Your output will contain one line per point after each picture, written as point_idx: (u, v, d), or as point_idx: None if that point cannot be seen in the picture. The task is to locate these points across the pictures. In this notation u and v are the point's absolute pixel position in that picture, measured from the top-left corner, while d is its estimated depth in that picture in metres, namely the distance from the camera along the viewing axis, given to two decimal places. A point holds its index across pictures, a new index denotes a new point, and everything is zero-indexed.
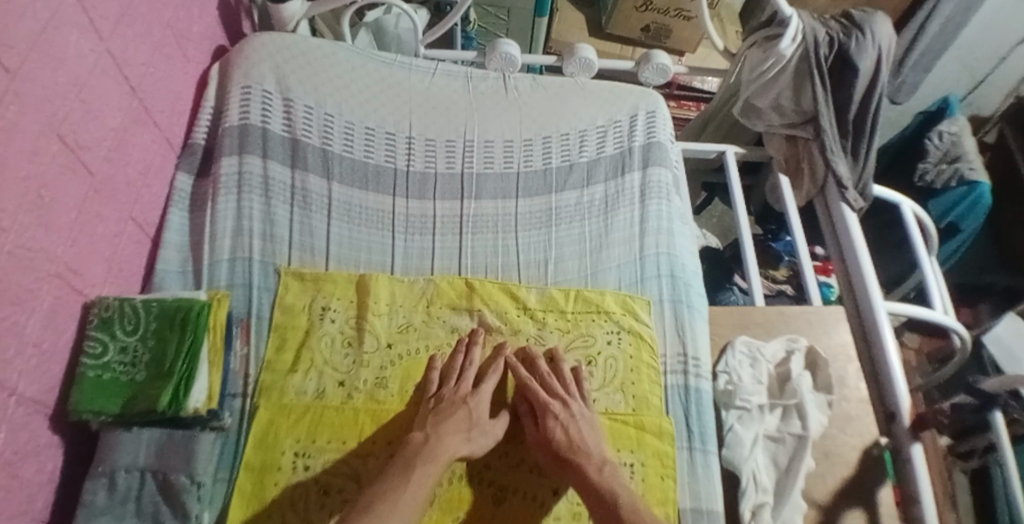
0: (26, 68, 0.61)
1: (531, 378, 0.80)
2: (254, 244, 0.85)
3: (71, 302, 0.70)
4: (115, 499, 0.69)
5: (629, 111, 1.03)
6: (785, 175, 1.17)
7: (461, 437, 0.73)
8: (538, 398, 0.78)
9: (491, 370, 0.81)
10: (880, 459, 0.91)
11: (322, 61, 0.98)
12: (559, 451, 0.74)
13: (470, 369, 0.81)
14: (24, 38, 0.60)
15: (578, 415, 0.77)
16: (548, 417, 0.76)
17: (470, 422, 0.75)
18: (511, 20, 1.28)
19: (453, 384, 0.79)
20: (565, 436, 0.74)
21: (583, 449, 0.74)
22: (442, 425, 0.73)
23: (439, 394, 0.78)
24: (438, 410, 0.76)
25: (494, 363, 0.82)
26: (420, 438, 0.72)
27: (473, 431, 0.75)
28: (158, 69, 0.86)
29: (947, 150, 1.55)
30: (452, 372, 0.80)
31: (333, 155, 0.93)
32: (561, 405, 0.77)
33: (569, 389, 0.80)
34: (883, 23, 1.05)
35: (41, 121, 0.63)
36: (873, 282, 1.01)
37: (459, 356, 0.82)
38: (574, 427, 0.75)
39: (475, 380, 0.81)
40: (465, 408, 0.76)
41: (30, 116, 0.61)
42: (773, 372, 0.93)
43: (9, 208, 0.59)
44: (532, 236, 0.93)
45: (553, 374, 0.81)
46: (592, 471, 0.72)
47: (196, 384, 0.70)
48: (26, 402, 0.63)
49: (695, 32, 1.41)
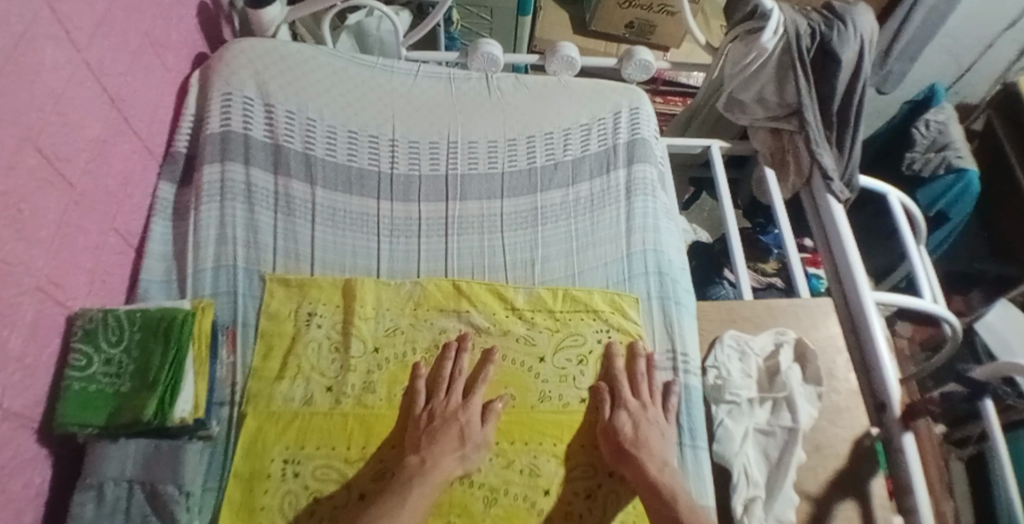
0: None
1: (624, 373, 0.83)
2: (239, 251, 0.85)
3: (53, 315, 0.70)
4: (103, 512, 0.68)
5: (613, 108, 1.03)
6: (771, 168, 1.17)
7: (455, 456, 0.73)
8: (621, 392, 0.81)
9: (480, 380, 0.81)
10: (871, 450, 0.91)
11: (302, 65, 0.97)
12: (624, 441, 0.76)
13: (459, 378, 0.80)
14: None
15: (652, 416, 0.80)
16: (622, 410, 0.79)
17: (463, 439, 0.75)
18: (494, 20, 1.27)
19: (444, 395, 0.79)
20: (633, 432, 0.76)
21: (648, 448, 0.75)
22: (436, 445, 0.73)
23: (430, 409, 0.77)
24: (432, 429, 0.75)
25: (483, 371, 0.81)
26: (416, 461, 0.72)
27: (466, 448, 0.74)
28: (137, 79, 0.86)
29: (933, 139, 1.55)
30: (442, 379, 0.80)
31: (316, 160, 0.92)
32: (639, 404, 0.80)
33: (654, 395, 0.82)
34: (865, 15, 1.06)
35: (18, 135, 0.63)
36: (861, 274, 1.01)
37: (448, 363, 0.81)
38: (643, 424, 0.78)
39: (465, 390, 0.80)
40: (457, 425, 0.75)
41: (5, 130, 0.61)
42: (763, 365, 0.93)
43: None
44: (518, 236, 0.93)
45: (645, 376, 0.84)
46: (651, 468, 0.73)
47: (182, 394, 0.70)
48: (13, 416, 0.64)
49: (678, 27, 1.41)
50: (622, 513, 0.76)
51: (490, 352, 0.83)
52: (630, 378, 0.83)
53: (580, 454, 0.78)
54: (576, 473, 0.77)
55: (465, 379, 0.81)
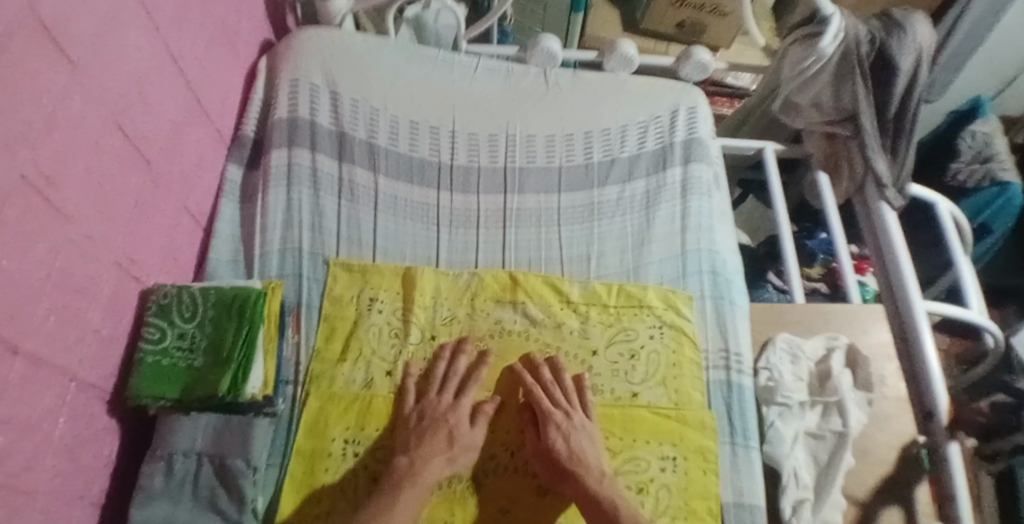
0: (90, 60, 0.62)
1: (539, 388, 0.80)
2: (304, 236, 0.87)
3: (130, 290, 0.72)
4: (172, 484, 0.70)
5: (670, 106, 1.03)
6: (824, 173, 1.16)
7: (442, 459, 0.73)
8: (543, 408, 0.77)
9: (472, 380, 0.80)
10: (918, 458, 0.90)
11: (366, 56, 0.99)
12: (558, 461, 0.74)
13: (453, 379, 0.80)
14: (87, 30, 0.61)
15: (579, 424, 0.77)
16: (550, 426, 0.76)
17: (451, 441, 0.74)
18: (547, 15, 1.29)
19: (434, 394, 0.78)
20: (566, 448, 0.74)
21: (584, 463, 0.74)
22: (425, 447, 0.73)
23: (420, 409, 0.77)
24: (421, 428, 0.75)
25: (477, 371, 0.81)
26: (405, 463, 0.72)
27: (454, 450, 0.74)
28: (210, 63, 0.88)
29: (979, 151, 1.54)
30: (435, 378, 0.80)
31: (379, 149, 0.94)
32: (563, 415, 0.76)
33: (571, 399, 0.79)
34: (923, 23, 1.04)
35: (102, 112, 0.64)
36: (912, 283, 1.01)
37: (441, 366, 0.81)
38: (575, 438, 0.75)
39: (458, 389, 0.80)
40: (446, 427, 0.75)
41: (90, 107, 0.62)
42: (814, 369, 0.93)
43: (73, 197, 0.61)
44: (575, 231, 0.94)
45: (555, 383, 0.80)
46: (592, 483, 0.73)
47: (253, 372, 0.71)
48: (87, 388, 0.65)
49: (729, 29, 1.41)
50: (674, 508, 0.76)
51: (534, 359, 0.83)
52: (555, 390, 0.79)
53: (631, 448, 0.79)
54: (628, 467, 0.79)
55: (527, 374, 0.82)
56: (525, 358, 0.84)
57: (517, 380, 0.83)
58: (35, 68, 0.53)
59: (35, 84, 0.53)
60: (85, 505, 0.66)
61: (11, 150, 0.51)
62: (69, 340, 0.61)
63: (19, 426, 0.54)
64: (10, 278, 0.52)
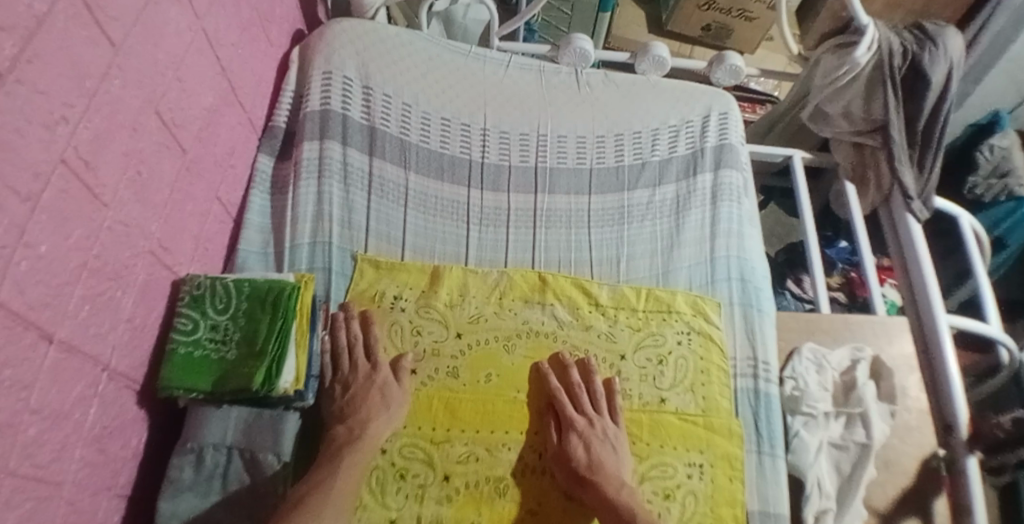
0: (131, 44, 0.60)
1: (562, 391, 0.79)
2: (333, 229, 0.86)
3: (162, 279, 0.71)
4: (201, 477, 0.69)
5: (702, 111, 1.03)
6: (850, 183, 1.17)
7: (382, 418, 0.74)
8: (567, 414, 0.77)
9: (374, 344, 0.79)
10: (937, 471, 0.90)
11: (399, 49, 0.98)
12: (578, 469, 0.73)
13: (356, 344, 0.79)
14: (128, 11, 0.60)
15: (603, 432, 0.76)
16: (572, 433, 0.76)
17: (385, 400, 0.75)
18: (575, 14, 1.28)
19: (349, 361, 0.78)
20: (586, 456, 0.74)
21: (603, 470, 0.73)
22: (361, 411, 0.73)
23: (342, 379, 0.77)
24: (350, 396, 0.75)
25: (372, 334, 0.80)
26: (344, 431, 0.72)
27: (391, 407, 0.75)
28: (245, 51, 0.86)
29: (997, 164, 1.52)
30: (341, 349, 0.79)
31: (410, 145, 0.94)
32: (586, 422, 0.77)
33: (598, 406, 0.79)
34: (956, 37, 1.04)
35: (142, 97, 0.63)
36: (936, 295, 1.01)
37: (340, 335, 0.79)
38: (595, 444, 0.75)
39: (368, 353, 0.79)
40: (375, 387, 0.76)
41: (131, 91, 0.61)
42: (839, 380, 0.93)
43: (112, 184, 0.60)
44: (604, 233, 0.94)
45: (583, 386, 0.80)
46: (611, 491, 0.71)
47: (286, 365, 0.70)
48: (118, 377, 0.64)
49: (756, 32, 1.40)
50: (700, 514, 0.76)
51: (563, 358, 0.82)
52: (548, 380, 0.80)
53: (660, 454, 0.78)
54: (656, 472, 0.78)
55: (556, 378, 0.81)
56: (552, 357, 0.83)
57: (542, 382, 0.81)
58: (76, 48, 0.52)
59: (76, 65, 0.52)
60: (113, 496, 0.66)
61: (50, 132, 0.50)
62: (103, 328, 0.61)
63: (50, 415, 0.53)
64: (46, 263, 0.51)
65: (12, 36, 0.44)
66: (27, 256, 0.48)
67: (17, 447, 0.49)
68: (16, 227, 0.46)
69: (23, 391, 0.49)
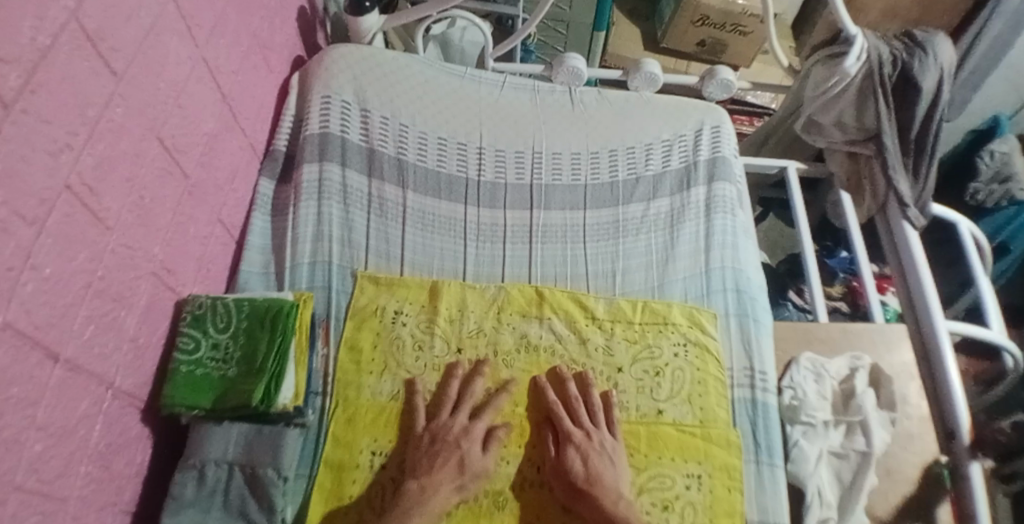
0: (132, 74, 0.63)
1: (559, 404, 0.80)
2: (333, 248, 0.88)
3: (166, 300, 0.74)
4: (203, 492, 0.71)
5: (694, 125, 1.04)
6: (847, 192, 1.18)
7: (452, 486, 0.72)
8: (565, 427, 0.78)
9: (488, 404, 0.79)
10: (939, 478, 0.90)
11: (396, 71, 1.01)
12: (575, 482, 0.74)
13: (468, 398, 0.79)
14: (129, 42, 0.62)
15: (599, 444, 0.77)
16: (569, 446, 0.77)
17: (461, 467, 0.73)
18: (569, 34, 1.30)
19: (449, 415, 0.78)
20: (584, 469, 0.74)
21: (601, 483, 0.73)
22: (435, 474, 0.72)
23: (432, 431, 0.77)
24: (432, 453, 0.74)
25: (472, 385, 0.80)
26: (416, 489, 0.71)
27: (465, 476, 0.73)
28: (245, 77, 0.89)
29: (998, 169, 1.51)
30: (447, 399, 0.80)
31: (408, 165, 0.96)
32: (584, 435, 0.77)
33: (595, 417, 0.80)
34: (945, 45, 1.05)
35: (143, 124, 0.66)
36: (935, 303, 1.01)
37: (452, 384, 0.81)
38: (593, 458, 0.75)
39: (474, 409, 0.79)
40: (457, 453, 0.74)
41: (134, 119, 0.64)
42: (837, 389, 0.93)
43: (115, 208, 0.62)
44: (600, 247, 0.95)
45: (579, 398, 0.81)
46: (608, 503, 0.72)
47: (285, 381, 0.73)
48: (122, 395, 0.66)
49: (751, 46, 1.42)
50: None
51: (562, 372, 0.83)
52: (547, 393, 0.81)
53: (658, 465, 0.79)
54: (654, 484, 0.78)
55: (554, 391, 0.82)
56: (551, 372, 0.84)
57: (540, 396, 0.82)
58: (79, 78, 0.55)
59: (79, 95, 0.55)
60: (117, 513, 0.67)
61: (54, 159, 0.52)
62: (107, 349, 0.63)
63: (55, 432, 0.55)
64: (51, 285, 0.53)
65: (17, 68, 0.46)
66: (33, 278, 0.50)
67: (23, 462, 0.51)
68: (22, 251, 0.49)
69: (30, 408, 0.51)
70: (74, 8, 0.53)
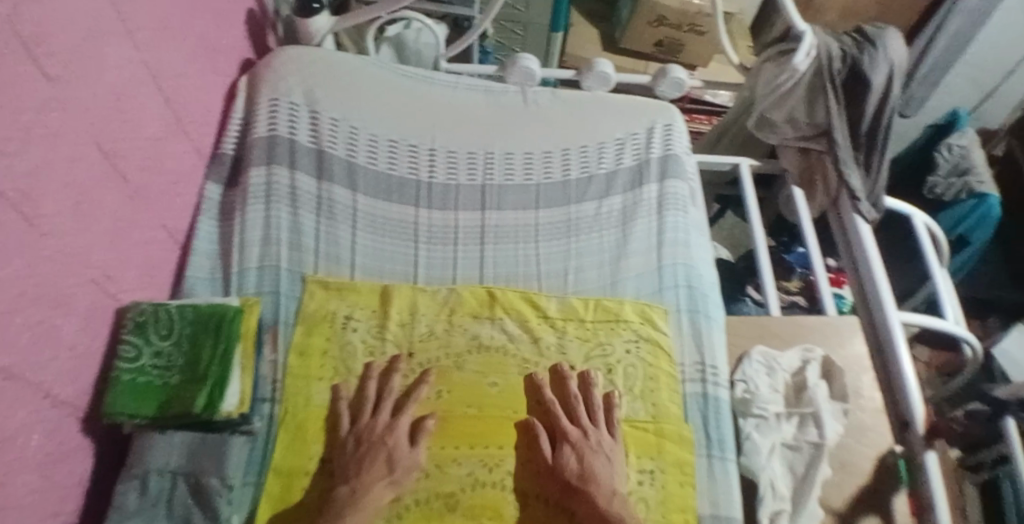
0: (69, 79, 0.62)
1: (557, 402, 0.81)
2: (282, 252, 0.88)
3: (106, 308, 0.72)
4: (146, 501, 0.71)
5: (647, 124, 1.05)
6: (799, 188, 1.18)
7: (383, 483, 0.72)
8: (560, 424, 0.79)
9: (412, 397, 0.79)
10: (894, 468, 0.90)
11: (347, 73, 1.00)
12: (570, 479, 0.75)
13: (388, 398, 0.79)
14: (65, 45, 0.61)
15: (597, 442, 0.78)
16: (565, 444, 0.78)
17: (391, 465, 0.74)
18: (527, 35, 1.31)
19: (367, 416, 0.78)
20: (579, 466, 0.76)
21: (595, 479, 0.74)
22: (365, 474, 0.72)
23: (356, 433, 0.77)
24: (360, 454, 0.74)
25: (390, 381, 0.80)
26: (347, 491, 0.71)
27: (396, 473, 0.73)
28: (191, 81, 0.89)
29: (956, 163, 1.55)
30: (368, 401, 0.79)
31: (358, 168, 0.95)
32: (580, 433, 0.79)
33: (593, 417, 0.81)
34: (895, 39, 1.07)
35: (82, 129, 0.65)
36: (888, 296, 1.02)
37: (366, 389, 0.80)
38: (588, 455, 0.76)
39: (395, 408, 0.79)
40: (385, 450, 0.74)
41: (71, 124, 0.63)
42: (790, 381, 0.94)
43: (52, 215, 0.61)
44: (552, 246, 0.95)
45: (579, 397, 0.82)
46: (601, 501, 0.73)
47: (229, 389, 0.72)
48: (61, 404, 0.65)
49: (707, 46, 1.44)
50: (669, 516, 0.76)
51: (563, 369, 0.84)
52: (547, 397, 0.81)
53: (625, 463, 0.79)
54: None
55: (552, 389, 0.83)
56: (552, 369, 0.85)
57: (536, 394, 0.82)
58: (15, 83, 0.54)
59: (14, 99, 0.54)
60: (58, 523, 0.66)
61: None
62: (44, 357, 0.61)
63: None
64: None
65: None
66: None
67: None
68: None
69: None
70: (10, 14, 0.52)
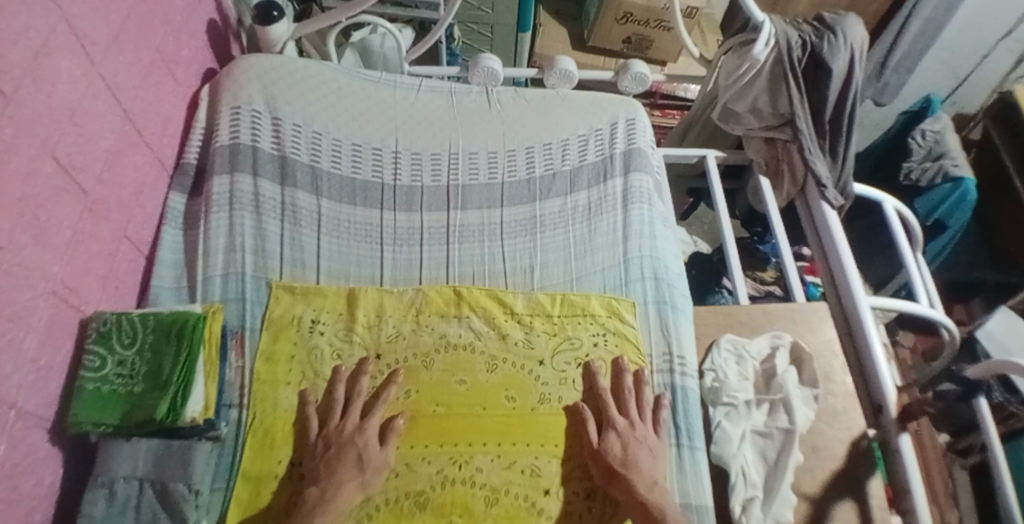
0: (21, 94, 0.63)
1: (609, 390, 0.83)
2: (246, 259, 0.88)
3: (69, 319, 0.73)
4: (113, 510, 0.71)
5: (610, 119, 1.06)
6: (765, 177, 1.20)
7: (353, 483, 0.72)
8: (608, 412, 0.81)
9: (381, 398, 0.79)
10: (869, 452, 0.90)
11: (307, 79, 1.01)
12: (613, 463, 0.76)
13: (356, 400, 0.79)
14: (19, 63, 0.62)
15: (641, 435, 0.79)
16: (611, 431, 0.79)
17: (361, 465, 0.73)
18: (494, 37, 1.32)
19: (333, 417, 0.78)
20: (623, 453, 0.76)
21: (637, 468, 0.75)
22: (335, 474, 0.72)
23: (325, 436, 0.77)
24: (329, 456, 0.74)
25: (357, 384, 0.81)
26: (317, 493, 0.71)
27: (366, 474, 0.73)
28: (149, 92, 0.89)
29: (930, 148, 1.57)
30: (336, 405, 0.79)
31: (322, 173, 0.96)
32: (627, 424, 0.80)
33: (642, 411, 0.82)
34: (855, 26, 1.08)
35: (36, 144, 0.65)
36: (856, 282, 1.03)
37: (335, 391, 0.80)
38: (633, 445, 0.77)
39: (365, 410, 0.79)
40: (355, 449, 0.74)
41: (24, 138, 0.63)
42: (759, 369, 0.95)
43: (6, 228, 0.62)
44: (517, 244, 0.96)
45: (632, 390, 0.84)
46: (641, 488, 0.73)
47: (192, 395, 0.73)
48: (26, 416, 0.65)
49: (675, 42, 1.45)
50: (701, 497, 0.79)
51: (622, 363, 0.86)
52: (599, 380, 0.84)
53: None
54: (576, 473, 0.78)
55: (607, 378, 0.85)
56: (612, 363, 0.86)
57: (592, 384, 0.84)
58: None
59: None
60: None
61: None
62: (6, 369, 0.61)
63: None
64: None
65: None
66: None
67: None
68: None
69: None
70: None
